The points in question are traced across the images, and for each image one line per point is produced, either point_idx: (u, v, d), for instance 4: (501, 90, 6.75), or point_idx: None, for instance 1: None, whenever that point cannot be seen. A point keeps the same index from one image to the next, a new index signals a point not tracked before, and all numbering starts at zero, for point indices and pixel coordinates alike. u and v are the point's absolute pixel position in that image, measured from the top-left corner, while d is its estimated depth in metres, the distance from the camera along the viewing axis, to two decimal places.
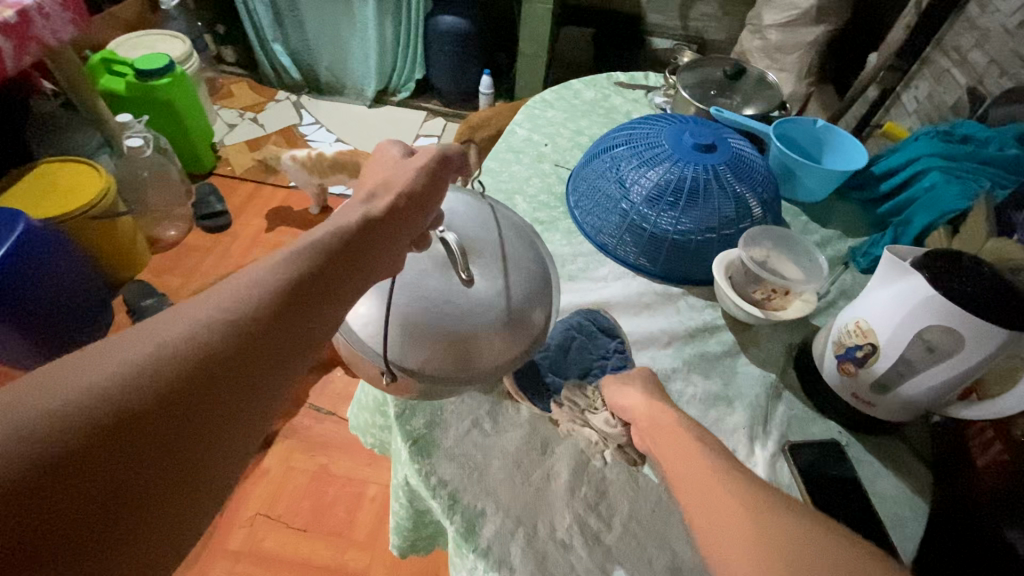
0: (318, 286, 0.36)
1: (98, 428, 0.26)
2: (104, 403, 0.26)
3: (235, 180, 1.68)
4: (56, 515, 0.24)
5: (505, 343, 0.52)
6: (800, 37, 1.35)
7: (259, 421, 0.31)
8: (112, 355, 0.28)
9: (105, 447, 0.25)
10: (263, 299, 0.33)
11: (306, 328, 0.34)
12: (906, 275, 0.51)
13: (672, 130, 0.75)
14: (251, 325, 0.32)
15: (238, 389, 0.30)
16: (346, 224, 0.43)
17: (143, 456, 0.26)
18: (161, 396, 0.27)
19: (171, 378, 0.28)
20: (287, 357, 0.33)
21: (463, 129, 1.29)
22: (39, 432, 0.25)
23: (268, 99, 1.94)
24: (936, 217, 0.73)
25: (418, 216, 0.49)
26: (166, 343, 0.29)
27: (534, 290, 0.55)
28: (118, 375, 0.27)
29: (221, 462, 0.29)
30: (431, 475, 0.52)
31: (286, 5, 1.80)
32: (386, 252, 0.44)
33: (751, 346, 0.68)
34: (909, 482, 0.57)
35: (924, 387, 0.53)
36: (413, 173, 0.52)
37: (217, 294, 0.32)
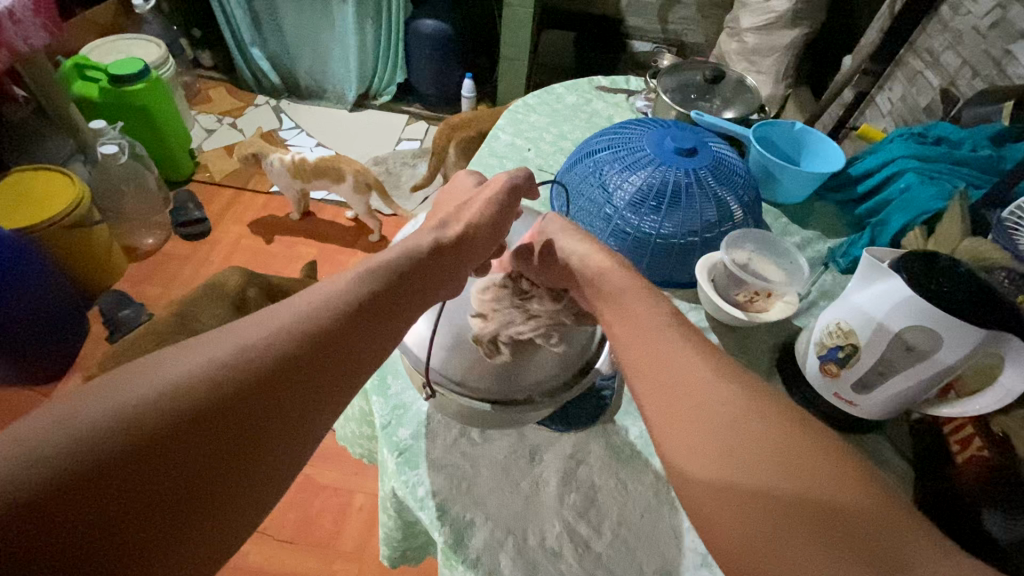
0: (378, 310, 0.40)
1: (184, 421, 0.30)
2: (190, 399, 0.31)
3: (214, 187, 1.65)
4: (138, 493, 0.28)
5: (561, 366, 0.53)
6: (777, 40, 1.37)
7: (311, 431, 0.35)
8: (209, 349, 0.33)
9: (185, 438, 0.30)
10: (336, 314, 0.38)
11: (363, 350, 0.38)
12: (886, 276, 0.52)
13: (654, 133, 0.75)
14: (317, 342, 0.36)
15: (304, 392, 0.34)
16: (418, 248, 0.48)
17: (222, 440, 0.31)
18: (235, 401, 0.32)
19: (251, 377, 0.33)
20: (347, 370, 0.37)
21: (444, 131, 1.28)
22: (146, 407, 0.30)
23: (247, 104, 1.92)
24: (913, 217, 0.75)
25: (484, 246, 0.55)
26: (251, 344, 0.34)
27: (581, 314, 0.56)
28: (203, 376, 0.32)
29: (272, 466, 0.33)
30: (419, 486, 0.51)
31: (264, 9, 1.77)
32: (445, 277, 0.48)
33: (735, 348, 0.69)
34: (891, 479, 0.59)
35: (903, 387, 0.54)
36: (481, 205, 0.57)
37: (294, 308, 0.37)
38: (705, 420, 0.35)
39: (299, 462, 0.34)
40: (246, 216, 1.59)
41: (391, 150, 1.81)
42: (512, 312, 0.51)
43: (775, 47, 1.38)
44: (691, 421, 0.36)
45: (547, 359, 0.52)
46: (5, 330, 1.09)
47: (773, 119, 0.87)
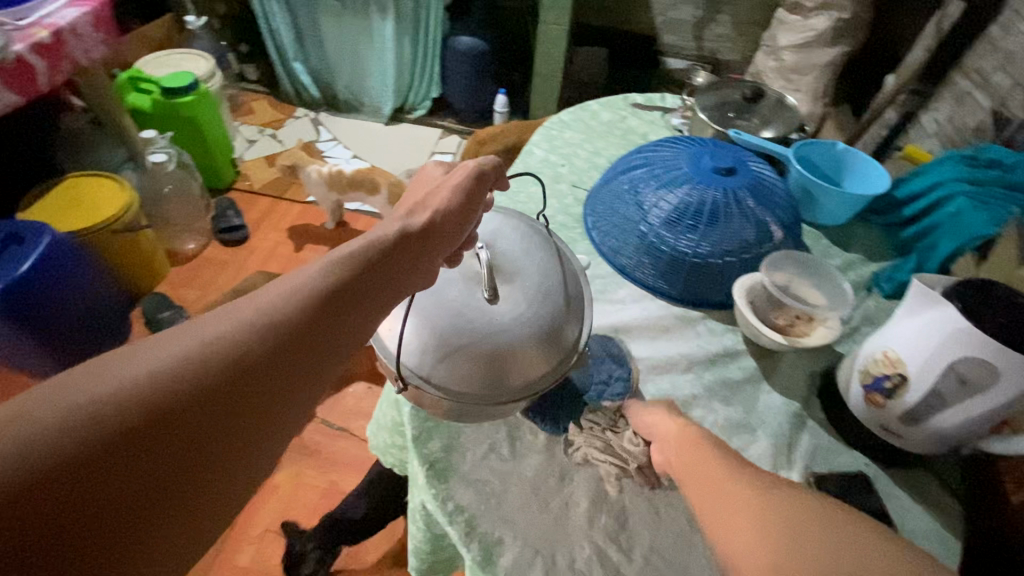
0: (348, 295, 0.37)
1: (134, 427, 0.26)
2: (139, 406, 0.27)
3: (254, 195, 1.71)
4: (85, 508, 0.25)
5: (537, 360, 0.52)
6: (816, 58, 1.35)
7: (280, 435, 0.31)
8: (162, 348, 0.29)
9: (140, 443, 0.26)
10: (303, 306, 0.34)
11: (338, 339, 0.35)
12: (936, 304, 0.50)
13: (692, 152, 0.75)
14: (286, 331, 0.33)
15: (271, 393, 0.31)
16: (381, 239, 0.44)
17: (179, 450, 0.27)
18: (194, 397, 0.28)
19: (208, 380, 0.29)
20: (318, 367, 0.33)
21: (471, 145, 1.30)
22: (89, 416, 0.26)
23: (287, 116, 1.98)
24: (963, 243, 0.73)
25: (455, 231, 0.50)
26: (208, 342, 0.30)
27: (569, 308, 0.55)
28: (146, 379, 0.28)
29: (238, 475, 0.29)
30: (449, 500, 0.51)
31: (308, 26, 1.84)
32: (417, 267, 0.44)
33: (773, 373, 0.66)
34: (940, 518, 0.55)
35: (955, 420, 0.51)
36: (447, 192, 0.52)
37: (255, 299, 0.33)
38: (734, 488, 0.36)
39: (263, 471, 0.31)
40: (283, 224, 1.63)
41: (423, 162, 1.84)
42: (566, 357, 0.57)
43: (814, 65, 1.36)
44: (724, 490, 0.36)
45: (531, 360, 0.52)
46: (53, 330, 1.14)
47: (814, 139, 0.86)
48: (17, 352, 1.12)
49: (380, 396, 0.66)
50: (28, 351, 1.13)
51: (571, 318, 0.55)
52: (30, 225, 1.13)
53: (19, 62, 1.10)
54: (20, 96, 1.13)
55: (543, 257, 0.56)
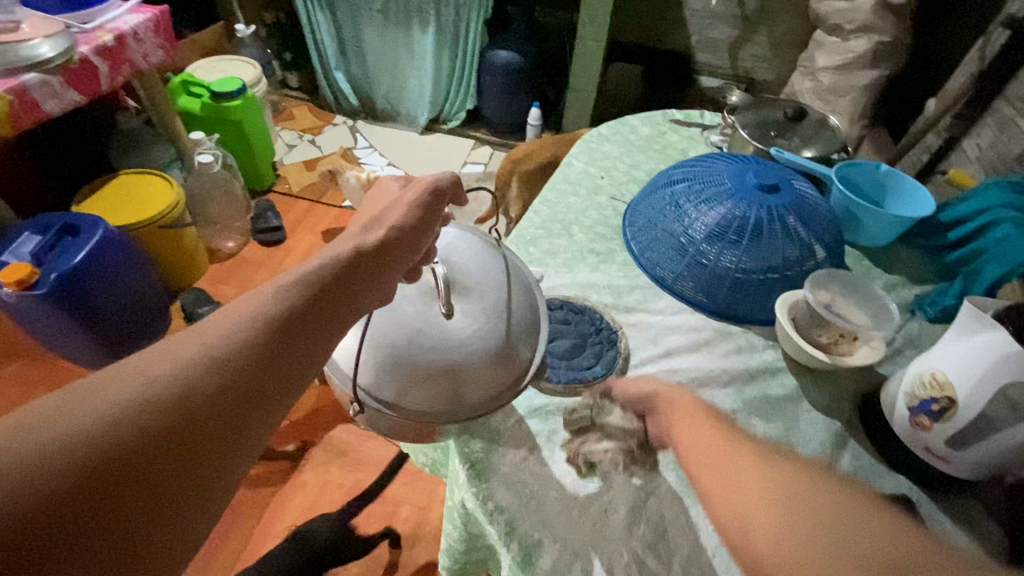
0: (297, 326, 0.38)
1: (80, 478, 0.27)
2: (100, 445, 0.28)
3: (291, 198, 1.76)
4: (49, 557, 0.25)
5: (489, 376, 0.53)
6: (855, 80, 1.34)
7: (240, 463, 0.32)
8: (118, 386, 0.30)
9: (98, 489, 0.27)
10: (256, 334, 0.36)
11: (288, 370, 0.36)
12: (988, 329, 0.50)
13: (735, 169, 0.75)
14: (231, 367, 0.33)
15: (230, 421, 0.32)
16: (335, 257, 0.45)
17: (146, 483, 0.28)
18: (144, 443, 0.29)
19: (166, 415, 0.30)
20: (273, 393, 0.35)
21: (506, 159, 1.33)
22: (48, 459, 0.26)
23: (326, 123, 2.05)
24: (1011, 268, 0.71)
25: (409, 249, 0.51)
26: (162, 378, 0.31)
27: (524, 328, 0.57)
28: (104, 420, 0.28)
29: (208, 503, 0.30)
30: (489, 499, 0.52)
31: (351, 37, 1.90)
32: (369, 292, 0.46)
33: (813, 390, 0.66)
34: (981, 543, 0.54)
35: (1004, 446, 0.50)
36: (404, 208, 0.54)
37: (203, 333, 0.34)
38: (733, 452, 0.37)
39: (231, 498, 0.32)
40: (319, 227, 1.68)
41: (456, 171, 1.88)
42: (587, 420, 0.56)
43: (852, 87, 1.35)
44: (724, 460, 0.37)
45: (480, 380, 0.53)
46: (100, 323, 1.18)
47: (856, 160, 0.86)
48: (67, 338, 1.17)
49: None
50: (75, 337, 1.17)
51: (528, 333, 0.57)
52: (85, 218, 1.19)
53: (84, 63, 1.17)
54: (83, 95, 1.19)
55: (499, 274, 0.58)
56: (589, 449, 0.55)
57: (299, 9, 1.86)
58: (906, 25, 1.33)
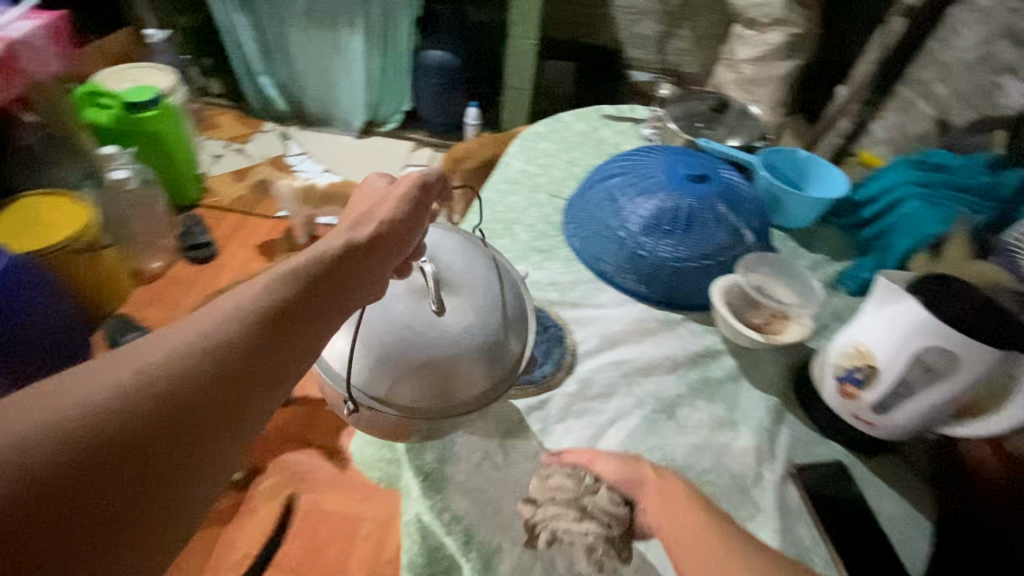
0: (288, 319, 0.38)
1: (62, 470, 0.28)
2: (83, 434, 0.29)
3: (222, 212, 1.67)
4: (33, 540, 0.27)
5: (482, 372, 0.53)
6: (773, 71, 1.42)
7: (224, 458, 0.33)
8: (107, 375, 0.31)
9: (79, 478, 0.28)
10: (244, 328, 0.36)
11: (278, 364, 0.37)
12: (900, 299, 0.54)
13: (666, 161, 0.78)
14: (220, 360, 0.34)
15: (214, 416, 0.33)
16: (328, 249, 0.44)
17: (128, 475, 0.29)
18: (130, 434, 0.30)
19: (150, 406, 0.31)
20: (259, 388, 0.35)
21: (446, 159, 1.31)
22: (36, 446, 0.28)
23: (254, 131, 1.96)
24: (916, 241, 0.77)
25: (402, 244, 0.50)
26: (150, 369, 0.32)
27: (511, 323, 0.56)
28: (90, 408, 0.29)
29: (188, 497, 0.31)
30: (445, 511, 0.52)
31: (275, 41, 1.82)
32: (365, 280, 0.45)
33: (750, 369, 0.69)
34: (907, 497, 0.59)
35: (921, 408, 0.54)
36: (392, 202, 0.52)
37: (194, 324, 0.35)
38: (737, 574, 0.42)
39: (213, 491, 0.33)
40: (254, 240, 1.60)
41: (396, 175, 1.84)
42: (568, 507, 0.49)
43: (770, 77, 1.42)
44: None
45: (475, 375, 0.53)
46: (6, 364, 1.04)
47: (777, 147, 0.90)
48: None
49: None
50: None
51: (517, 326, 0.57)
52: None
53: None
54: None
55: (486, 270, 0.57)
56: (558, 528, 0.48)
57: (215, 12, 1.76)
58: (814, 18, 1.41)
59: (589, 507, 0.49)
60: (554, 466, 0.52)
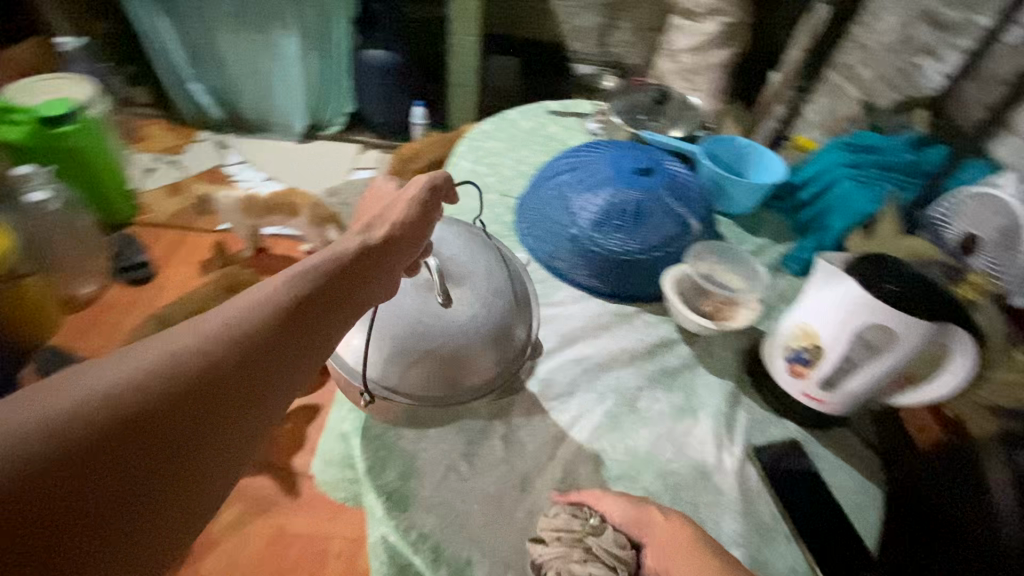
0: (304, 315, 0.40)
1: (98, 441, 0.29)
2: (119, 408, 0.30)
3: (158, 228, 1.58)
4: (68, 506, 0.28)
5: (491, 358, 0.56)
6: (710, 59, 1.45)
7: (242, 442, 0.35)
8: (142, 357, 0.33)
9: (114, 449, 0.30)
10: (267, 319, 0.38)
11: (282, 364, 0.38)
12: (841, 280, 0.56)
13: (612, 155, 0.78)
14: (226, 356, 0.35)
15: (238, 399, 0.35)
16: (341, 252, 0.46)
17: (158, 450, 0.31)
18: (163, 408, 0.32)
19: (182, 385, 0.33)
20: (277, 378, 0.37)
21: (394, 160, 1.28)
22: (75, 417, 0.29)
23: (188, 141, 1.86)
24: (851, 220, 0.81)
25: (410, 245, 0.52)
26: (182, 352, 0.34)
27: (514, 310, 0.59)
28: (127, 384, 0.31)
29: (209, 476, 0.33)
30: (411, 529, 0.50)
31: (204, 47, 1.73)
32: (367, 286, 0.46)
33: (706, 356, 0.70)
34: (860, 468, 0.62)
35: (865, 383, 0.57)
36: (402, 206, 0.54)
37: (221, 313, 0.37)
38: None
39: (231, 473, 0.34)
40: (195, 257, 1.52)
41: (344, 179, 1.79)
42: (571, 546, 0.46)
43: (709, 65, 1.46)
44: None
45: (484, 360, 0.55)
46: None
47: (718, 136, 0.93)
48: None
49: (324, 429, 0.64)
50: None
51: (520, 313, 0.60)
52: None
53: None
54: None
55: (488, 263, 0.60)
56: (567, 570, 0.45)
57: (135, 18, 1.66)
58: (746, 7, 1.46)
59: (594, 545, 0.46)
60: (560, 505, 0.50)
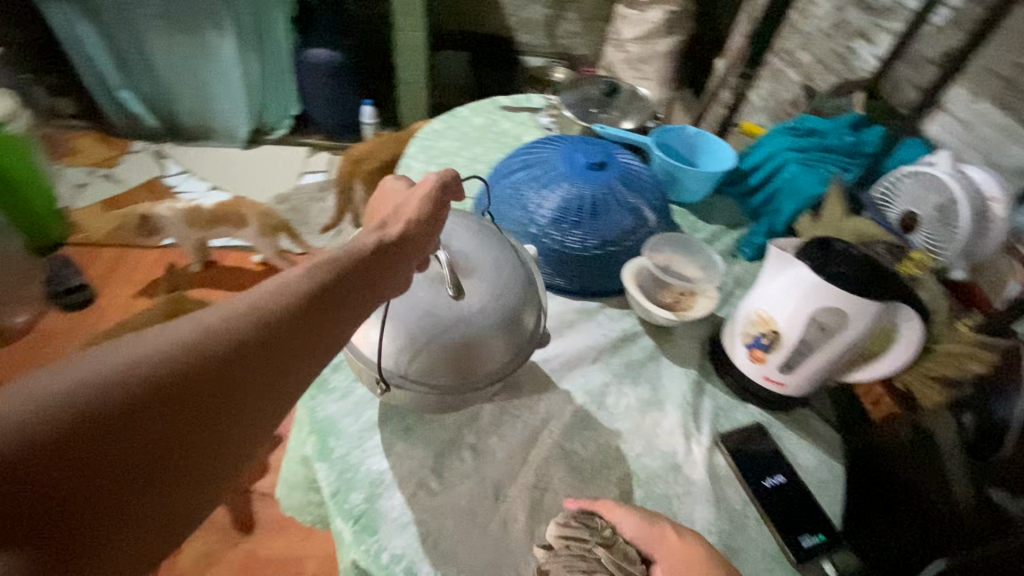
0: (319, 309, 0.37)
1: (93, 426, 0.28)
2: (117, 393, 0.29)
3: (94, 248, 1.48)
4: (55, 491, 0.27)
5: (508, 348, 0.51)
6: (657, 48, 1.46)
7: (240, 439, 0.33)
8: (149, 342, 0.31)
9: (108, 436, 0.28)
10: (279, 312, 0.35)
11: (277, 368, 0.34)
12: (792, 265, 0.57)
13: (565, 151, 0.77)
14: (215, 356, 0.32)
15: (240, 394, 0.33)
16: (361, 247, 0.42)
17: (152, 442, 0.29)
18: (162, 397, 0.30)
19: (184, 373, 0.31)
20: (284, 376, 0.35)
21: (344, 163, 1.23)
22: (74, 399, 0.28)
23: (123, 152, 1.75)
24: (800, 204, 0.84)
25: (426, 241, 0.47)
26: (189, 339, 0.32)
27: (530, 296, 0.54)
28: (130, 368, 0.30)
29: (204, 471, 0.31)
30: (382, 551, 0.48)
31: (132, 52, 1.63)
32: (377, 283, 0.42)
33: (669, 347, 0.71)
34: (821, 445, 0.65)
35: (822, 363, 0.58)
36: (421, 199, 0.49)
37: (234, 301, 0.34)
38: None
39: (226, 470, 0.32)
40: (138, 276, 1.43)
41: (294, 185, 1.72)
42: (579, 557, 0.46)
43: (656, 54, 1.47)
44: None
45: (500, 349, 0.51)
46: None
47: (668, 126, 0.94)
48: None
49: (285, 454, 0.61)
50: None
51: (540, 295, 0.56)
52: None
53: None
54: None
55: (500, 250, 0.55)
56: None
57: (52, 23, 1.54)
58: None
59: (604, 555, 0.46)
60: (570, 512, 0.49)
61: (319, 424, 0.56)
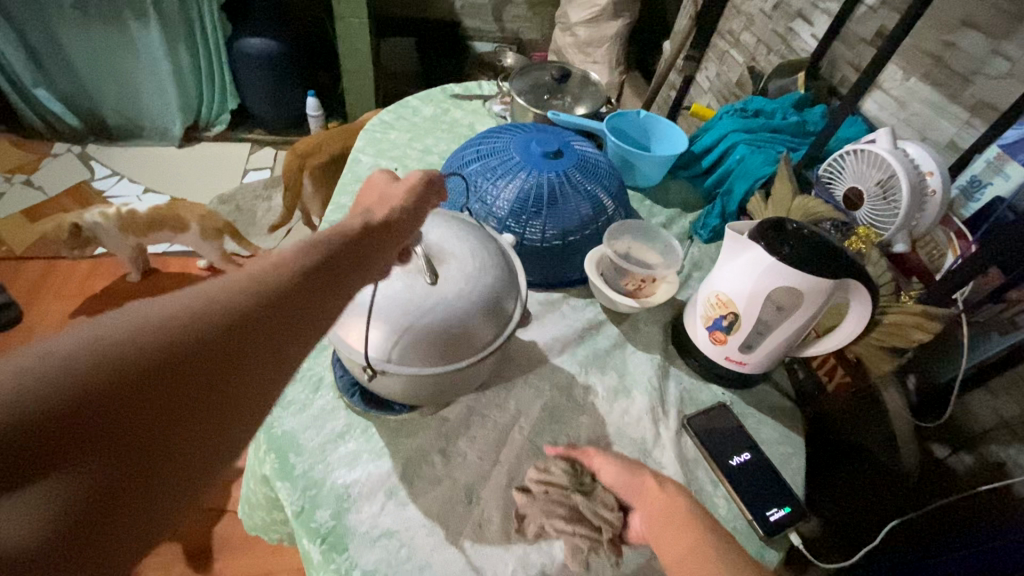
0: (323, 281, 0.34)
1: (88, 402, 0.23)
2: (115, 366, 0.24)
3: (17, 261, 1.36)
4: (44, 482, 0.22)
5: (493, 331, 0.50)
6: (605, 31, 1.45)
7: (249, 421, 0.29)
8: (143, 310, 0.27)
9: (105, 416, 0.24)
10: (284, 282, 0.31)
11: (284, 343, 0.30)
12: (748, 248, 0.58)
13: (520, 140, 0.76)
14: (223, 324, 0.28)
15: (252, 369, 0.29)
16: (351, 225, 0.39)
17: (157, 423, 0.25)
18: (165, 369, 0.26)
19: (190, 344, 0.27)
20: (294, 352, 0.31)
21: (290, 158, 1.17)
22: (61, 373, 0.23)
23: (42, 156, 1.61)
24: (752, 183, 0.85)
25: (410, 229, 0.44)
26: (190, 307, 0.28)
27: (508, 282, 0.53)
28: (125, 339, 0.25)
29: (211, 458, 0.27)
30: (353, 569, 0.47)
31: (45, 46, 1.50)
32: (373, 259, 0.39)
33: (633, 333, 0.71)
34: (782, 420, 0.66)
35: (781, 340, 0.60)
36: (405, 188, 0.46)
37: (235, 271, 0.31)
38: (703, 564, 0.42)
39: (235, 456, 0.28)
40: (69, 289, 1.33)
41: (238, 184, 1.63)
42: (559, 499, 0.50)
43: (603, 37, 1.46)
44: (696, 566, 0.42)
45: (484, 327, 0.49)
46: None
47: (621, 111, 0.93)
48: None
49: (245, 473, 0.58)
50: None
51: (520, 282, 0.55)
52: None
53: None
54: None
55: (476, 241, 0.54)
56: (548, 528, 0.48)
57: None
58: None
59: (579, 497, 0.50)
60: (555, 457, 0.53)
61: (277, 442, 0.53)
